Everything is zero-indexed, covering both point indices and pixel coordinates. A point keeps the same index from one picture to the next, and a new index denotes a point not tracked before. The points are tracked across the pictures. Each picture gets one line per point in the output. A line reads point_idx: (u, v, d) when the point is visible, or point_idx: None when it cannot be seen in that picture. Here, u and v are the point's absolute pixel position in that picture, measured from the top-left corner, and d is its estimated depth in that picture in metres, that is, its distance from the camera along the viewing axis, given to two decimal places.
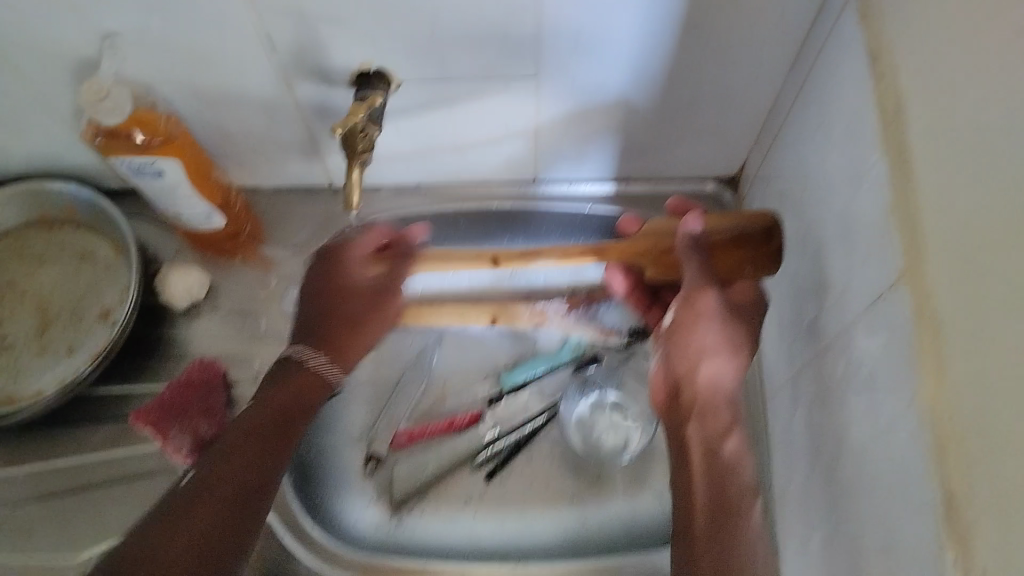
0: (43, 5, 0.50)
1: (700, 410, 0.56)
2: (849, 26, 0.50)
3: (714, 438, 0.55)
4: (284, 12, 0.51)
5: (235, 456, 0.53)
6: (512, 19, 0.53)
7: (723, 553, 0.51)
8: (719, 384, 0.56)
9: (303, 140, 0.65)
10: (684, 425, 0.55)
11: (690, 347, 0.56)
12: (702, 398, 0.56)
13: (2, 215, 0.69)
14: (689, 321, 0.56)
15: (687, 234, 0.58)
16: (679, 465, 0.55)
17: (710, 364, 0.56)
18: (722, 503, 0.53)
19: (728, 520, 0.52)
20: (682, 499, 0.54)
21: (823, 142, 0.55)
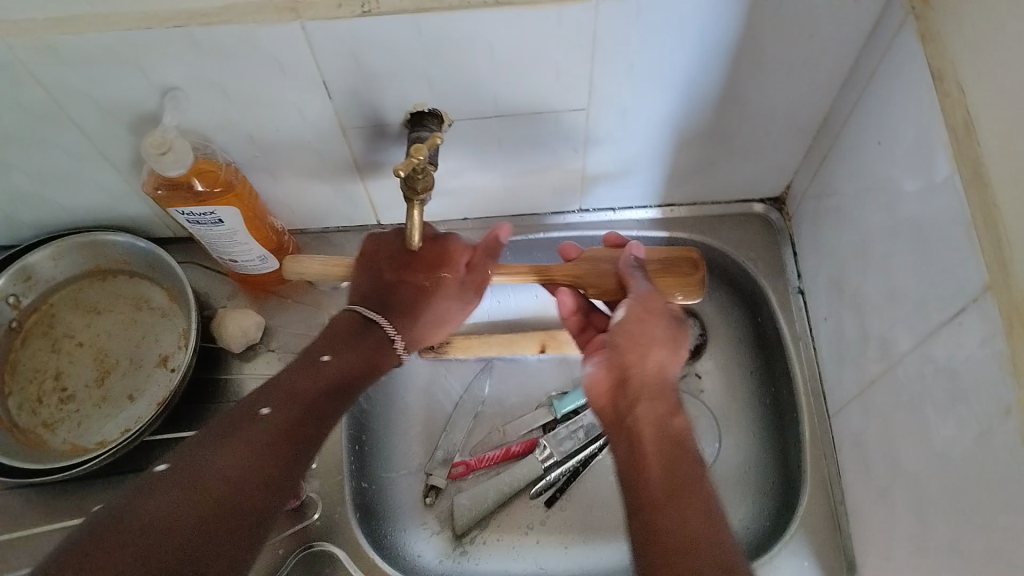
0: (109, 63, 0.51)
1: (647, 392, 0.56)
2: (907, 49, 0.51)
3: (663, 421, 0.55)
4: (343, 58, 0.52)
5: (280, 416, 0.56)
6: (569, 55, 0.54)
7: (686, 528, 0.49)
8: (664, 377, 0.57)
9: (356, 181, 0.66)
10: (635, 408, 0.55)
11: (641, 337, 0.57)
12: (650, 384, 0.57)
13: (59, 267, 0.70)
14: (642, 318, 0.58)
15: (629, 258, 0.64)
16: (630, 455, 0.54)
17: (656, 357, 0.57)
18: (681, 482, 0.52)
19: (686, 497, 0.51)
20: (633, 484, 0.53)
21: (884, 161, 0.55)
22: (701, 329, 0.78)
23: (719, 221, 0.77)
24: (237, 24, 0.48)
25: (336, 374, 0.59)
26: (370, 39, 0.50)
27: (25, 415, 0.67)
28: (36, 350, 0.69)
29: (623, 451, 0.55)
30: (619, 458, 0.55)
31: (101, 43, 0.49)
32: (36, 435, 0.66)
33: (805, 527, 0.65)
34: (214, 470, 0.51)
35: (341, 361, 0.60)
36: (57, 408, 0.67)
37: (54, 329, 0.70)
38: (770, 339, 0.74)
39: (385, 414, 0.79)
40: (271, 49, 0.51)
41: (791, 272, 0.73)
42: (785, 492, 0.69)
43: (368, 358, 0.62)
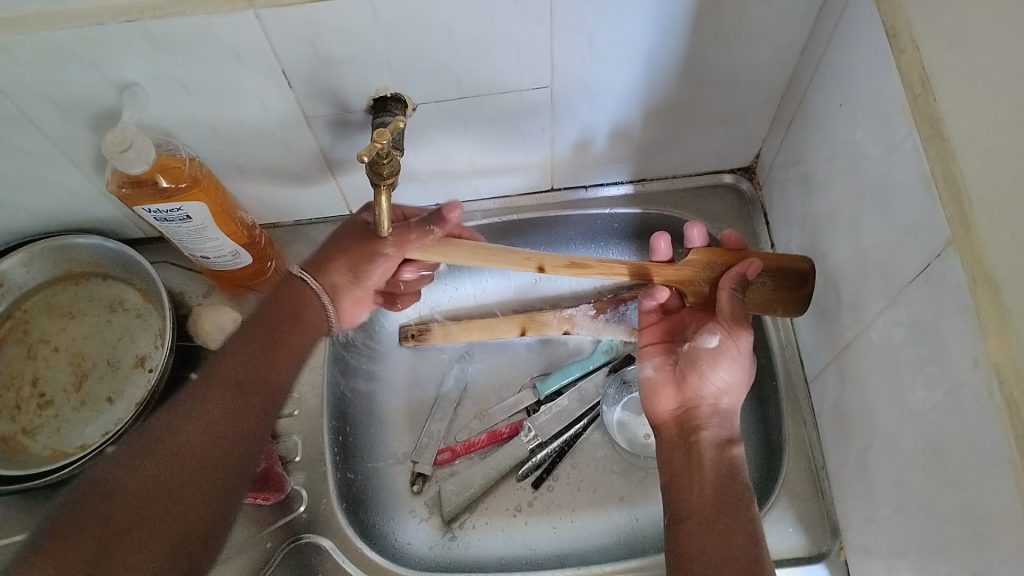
0: (64, 61, 0.50)
1: (712, 424, 0.60)
2: (863, 11, 0.51)
3: (723, 444, 0.59)
4: (301, 44, 0.52)
5: (235, 364, 0.58)
6: (528, 32, 0.53)
7: (709, 542, 0.54)
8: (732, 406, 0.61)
9: (324, 168, 0.66)
10: (699, 431, 0.60)
11: (723, 372, 0.60)
12: (713, 416, 0.60)
13: (31, 272, 0.70)
14: (724, 355, 0.60)
15: (735, 277, 0.62)
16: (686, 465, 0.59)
17: (731, 393, 0.61)
18: (719, 501, 0.56)
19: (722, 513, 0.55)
20: (677, 491, 0.58)
21: (846, 123, 0.55)
22: None
23: (691, 193, 0.77)
24: (190, 16, 0.48)
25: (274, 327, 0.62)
26: (326, 25, 0.50)
27: (2, 423, 0.66)
28: (11, 356, 0.69)
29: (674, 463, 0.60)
30: (669, 468, 0.60)
31: (54, 41, 0.48)
32: (15, 442, 0.66)
33: (788, 493, 0.65)
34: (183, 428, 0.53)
35: (270, 311, 0.63)
36: (36, 413, 0.67)
37: (29, 335, 0.70)
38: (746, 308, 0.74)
39: (370, 406, 0.79)
40: (228, 39, 0.50)
41: (765, 243, 0.73)
42: (768, 459, 0.69)
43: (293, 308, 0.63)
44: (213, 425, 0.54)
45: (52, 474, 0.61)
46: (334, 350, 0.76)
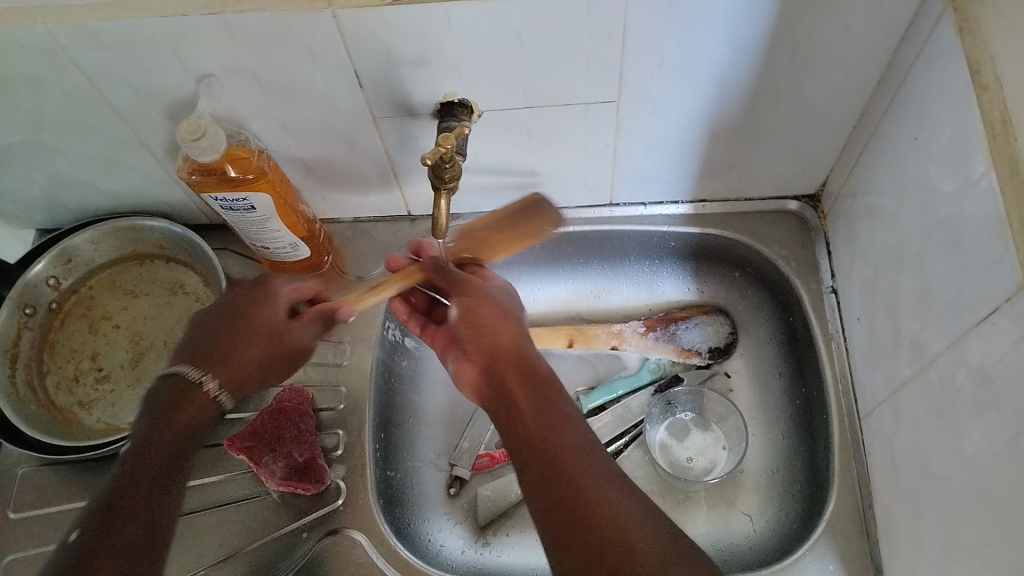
0: (147, 50, 0.52)
1: (516, 362, 0.56)
2: (945, 42, 0.49)
3: (523, 368, 0.55)
4: (373, 46, 0.52)
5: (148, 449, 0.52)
6: (599, 46, 0.53)
7: (578, 483, 0.49)
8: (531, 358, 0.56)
9: (385, 168, 0.67)
10: (505, 380, 0.55)
11: (483, 322, 0.58)
12: (505, 354, 0.56)
13: (99, 250, 0.72)
14: (472, 300, 0.59)
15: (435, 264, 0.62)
16: (548, 472, 0.49)
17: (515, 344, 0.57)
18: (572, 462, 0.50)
19: (588, 486, 0.48)
20: (552, 498, 0.48)
21: (920, 157, 0.54)
22: (731, 327, 0.78)
23: (753, 218, 0.76)
24: (270, 12, 0.49)
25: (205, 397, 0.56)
26: (401, 29, 0.51)
27: (62, 394, 0.69)
28: (74, 331, 0.71)
29: (544, 476, 0.49)
30: (542, 495, 0.48)
31: (141, 30, 0.50)
32: (73, 413, 0.68)
33: (831, 530, 0.63)
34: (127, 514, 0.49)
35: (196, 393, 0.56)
36: (94, 387, 0.69)
37: (92, 312, 0.72)
38: (801, 337, 0.72)
39: (412, 405, 0.79)
40: (304, 37, 0.51)
41: (825, 271, 0.72)
42: (812, 493, 0.68)
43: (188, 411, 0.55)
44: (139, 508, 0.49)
45: (104, 448, 0.63)
46: (384, 334, 0.77)
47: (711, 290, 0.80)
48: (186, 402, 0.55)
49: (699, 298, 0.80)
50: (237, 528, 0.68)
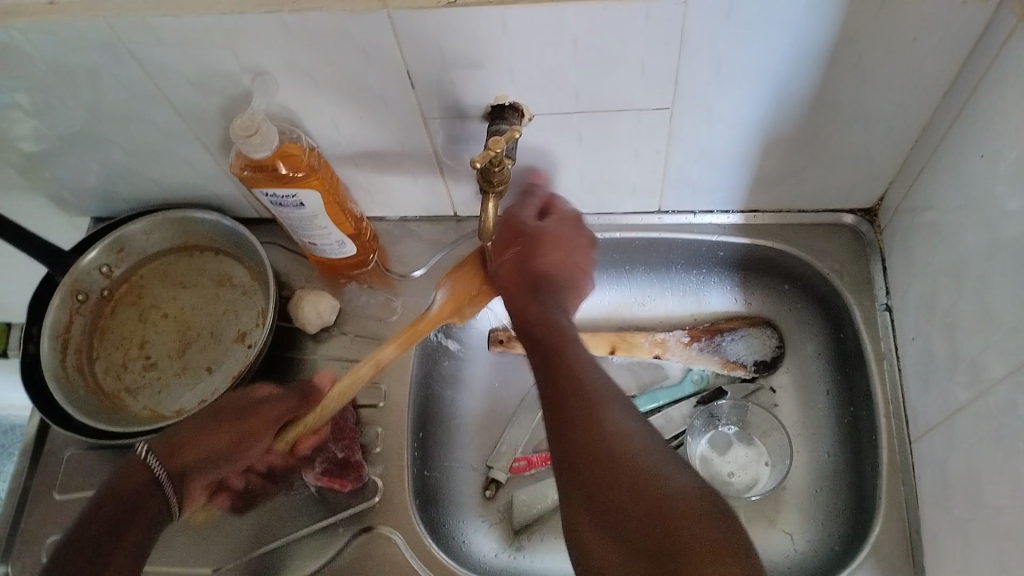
0: (205, 46, 0.52)
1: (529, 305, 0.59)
2: (1015, 58, 0.48)
3: (539, 311, 0.58)
4: (426, 47, 0.52)
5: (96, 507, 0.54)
6: (655, 52, 0.53)
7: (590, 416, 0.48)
8: (552, 313, 0.57)
9: (433, 168, 0.67)
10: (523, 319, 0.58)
11: (510, 267, 0.61)
12: (524, 295, 0.60)
13: (151, 240, 0.73)
14: (511, 240, 0.61)
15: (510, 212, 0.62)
16: (559, 408, 0.49)
17: (546, 308, 0.58)
18: (578, 396, 0.49)
19: (593, 417, 0.48)
20: (562, 433, 0.48)
21: (986, 176, 0.52)
22: (778, 341, 0.77)
23: (805, 230, 0.74)
24: (326, 12, 0.49)
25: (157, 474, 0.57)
26: (453, 31, 0.51)
27: (110, 380, 0.70)
28: (124, 319, 0.72)
29: (559, 411, 0.49)
30: (557, 429, 0.49)
31: (198, 26, 0.51)
32: (119, 399, 0.69)
33: (875, 555, 0.62)
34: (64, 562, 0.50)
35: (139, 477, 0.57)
36: (141, 374, 0.70)
37: (142, 300, 0.73)
38: (851, 355, 0.71)
39: (450, 406, 0.79)
40: (358, 36, 0.51)
41: (879, 287, 0.70)
42: (857, 515, 0.66)
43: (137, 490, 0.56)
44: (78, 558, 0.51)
45: (146, 436, 0.64)
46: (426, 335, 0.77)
47: (758, 302, 0.78)
48: (136, 471, 0.57)
49: (746, 310, 0.79)
50: (273, 520, 0.68)
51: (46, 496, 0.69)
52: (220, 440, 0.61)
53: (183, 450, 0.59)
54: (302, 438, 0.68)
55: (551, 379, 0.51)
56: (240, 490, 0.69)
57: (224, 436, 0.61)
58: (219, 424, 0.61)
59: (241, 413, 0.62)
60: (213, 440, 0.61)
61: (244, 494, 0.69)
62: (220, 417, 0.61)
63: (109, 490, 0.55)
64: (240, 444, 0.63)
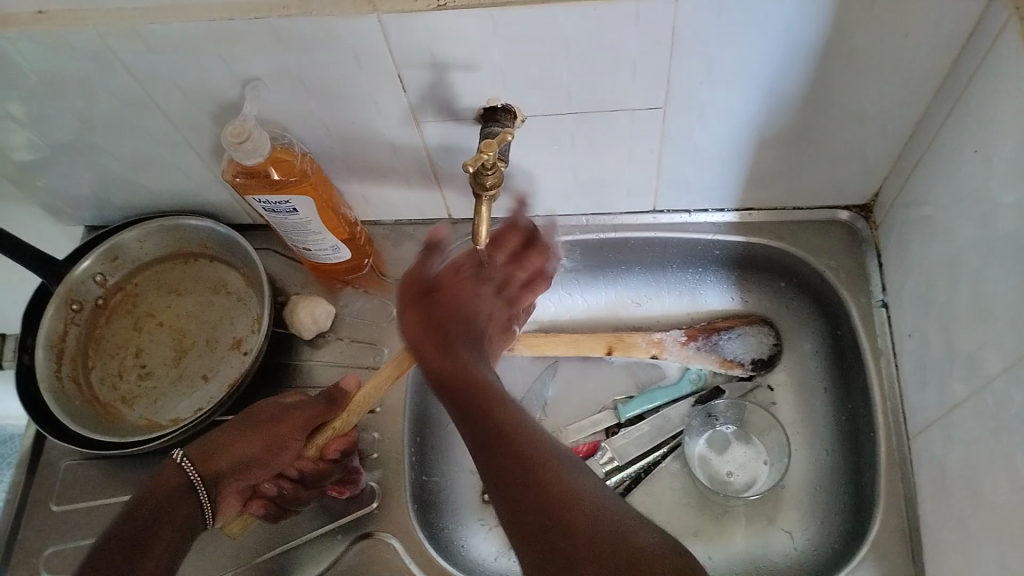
0: (195, 53, 0.52)
1: (446, 349, 0.56)
2: (1008, 52, 0.48)
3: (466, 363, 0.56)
4: (417, 50, 0.52)
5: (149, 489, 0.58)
6: (646, 52, 0.52)
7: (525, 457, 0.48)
8: (464, 356, 0.56)
9: (427, 172, 0.66)
10: (433, 366, 0.56)
11: (435, 310, 0.59)
12: (445, 336, 0.57)
13: (145, 248, 0.73)
14: (456, 284, 0.60)
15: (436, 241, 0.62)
16: (491, 455, 0.49)
17: (471, 363, 0.56)
18: (510, 446, 0.49)
19: (528, 467, 0.48)
20: (498, 476, 0.48)
21: (980, 170, 0.52)
22: (775, 338, 0.77)
23: (800, 228, 0.74)
24: (316, 17, 0.49)
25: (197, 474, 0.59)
26: (443, 33, 0.50)
27: (106, 389, 0.70)
28: (119, 327, 0.72)
29: (490, 457, 0.49)
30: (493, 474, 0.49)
31: (188, 32, 0.50)
32: (115, 408, 0.69)
33: (876, 552, 0.62)
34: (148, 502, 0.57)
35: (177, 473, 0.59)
36: (136, 383, 0.70)
37: (137, 308, 0.73)
38: (849, 352, 0.70)
39: (448, 409, 0.78)
40: (348, 40, 0.51)
41: (875, 284, 0.70)
42: (858, 513, 0.66)
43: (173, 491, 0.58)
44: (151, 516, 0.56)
45: (142, 445, 0.63)
46: None
47: (755, 300, 0.78)
48: (168, 472, 0.59)
49: (743, 308, 0.79)
50: (271, 528, 0.68)
51: (43, 507, 0.69)
52: (259, 444, 0.61)
53: (219, 458, 0.60)
54: (332, 441, 0.65)
55: (480, 430, 0.51)
56: (274, 499, 0.65)
57: (263, 440, 0.61)
58: (256, 430, 0.61)
59: (275, 416, 0.63)
60: (252, 445, 0.61)
61: (278, 502, 0.65)
62: (260, 423, 0.62)
63: (148, 489, 0.58)
64: (282, 448, 0.62)
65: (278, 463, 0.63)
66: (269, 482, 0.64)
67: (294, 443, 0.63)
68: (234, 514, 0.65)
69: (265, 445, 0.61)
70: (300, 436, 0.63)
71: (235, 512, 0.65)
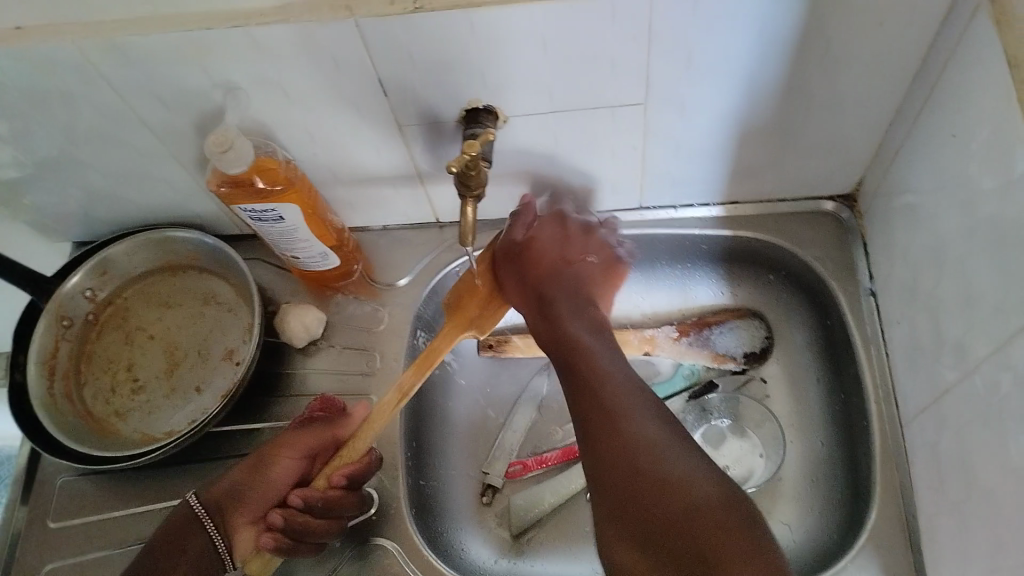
0: (175, 64, 0.52)
1: (557, 309, 0.66)
2: (981, 36, 0.48)
3: (591, 331, 0.64)
4: (397, 55, 0.52)
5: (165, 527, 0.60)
6: (624, 49, 0.53)
7: (613, 417, 0.55)
8: (573, 324, 0.64)
9: (412, 176, 0.67)
10: (558, 322, 0.65)
11: (540, 269, 0.68)
12: (553, 292, 0.67)
13: (133, 262, 0.73)
14: (568, 248, 0.69)
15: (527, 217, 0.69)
16: (590, 403, 0.58)
17: (572, 325, 0.64)
18: (606, 414, 0.56)
19: (618, 433, 0.54)
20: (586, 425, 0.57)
21: (958, 155, 0.52)
22: (766, 331, 0.77)
23: (786, 219, 0.74)
24: (294, 24, 0.49)
25: (202, 506, 0.61)
26: (421, 37, 0.51)
27: (98, 405, 0.70)
28: (110, 342, 0.72)
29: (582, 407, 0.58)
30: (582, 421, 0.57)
31: (167, 43, 0.51)
32: (109, 423, 0.69)
33: (873, 540, 0.62)
34: (160, 541, 0.59)
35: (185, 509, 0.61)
36: (129, 397, 0.70)
37: (127, 322, 0.73)
38: (839, 342, 0.71)
39: (442, 412, 0.78)
40: (327, 47, 0.51)
41: (862, 273, 0.70)
42: (854, 501, 0.66)
43: (180, 527, 0.60)
44: (162, 551, 0.58)
45: (136, 459, 0.63)
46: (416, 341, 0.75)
47: (744, 293, 0.78)
48: (179, 512, 0.61)
49: (733, 302, 0.79)
50: None
51: (40, 524, 0.69)
52: (255, 471, 0.62)
53: (215, 490, 0.62)
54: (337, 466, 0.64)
55: (586, 396, 0.58)
56: (284, 529, 0.61)
57: (256, 467, 0.63)
58: (250, 460, 0.63)
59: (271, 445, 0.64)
60: (247, 473, 0.62)
61: (291, 533, 0.61)
62: (256, 454, 0.63)
63: (161, 531, 0.60)
64: (281, 470, 0.63)
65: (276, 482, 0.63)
66: (277, 511, 0.61)
67: (292, 463, 0.64)
68: (251, 552, 0.62)
69: (260, 470, 0.63)
70: (299, 456, 0.64)
71: (255, 549, 0.61)
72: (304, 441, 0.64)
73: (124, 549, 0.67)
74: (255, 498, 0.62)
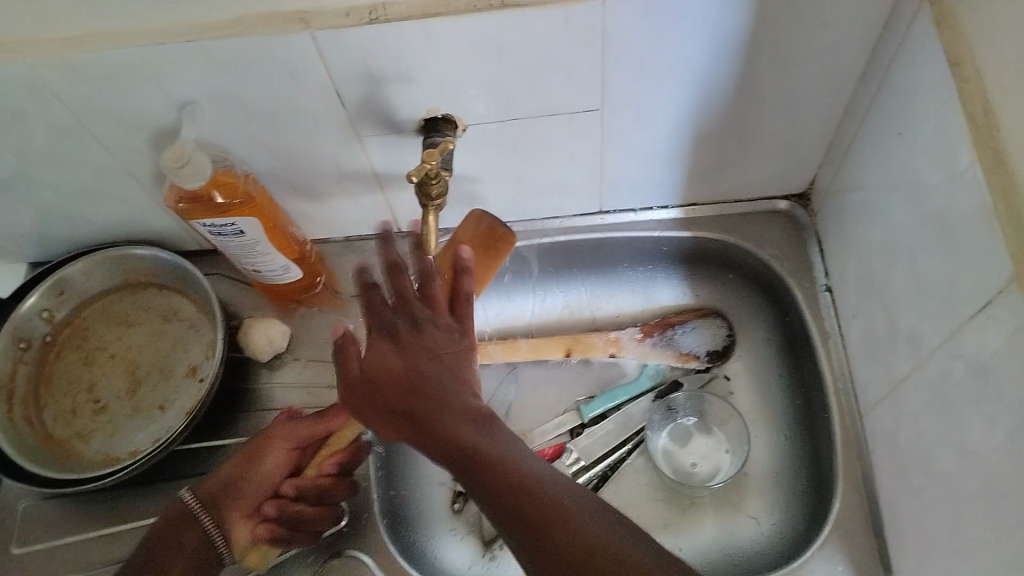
0: (129, 79, 0.52)
1: (423, 421, 0.50)
2: (923, 36, 0.50)
3: (473, 425, 0.49)
4: (352, 66, 0.52)
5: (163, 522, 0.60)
6: (578, 56, 0.54)
7: (558, 525, 0.44)
8: (457, 427, 0.49)
9: (372, 186, 0.67)
10: (426, 443, 0.50)
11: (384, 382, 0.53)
12: (411, 401, 0.51)
13: (91, 280, 0.72)
14: (402, 340, 0.54)
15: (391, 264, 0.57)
16: (512, 516, 0.45)
17: (444, 423, 0.50)
18: (537, 525, 0.44)
19: (563, 537, 0.44)
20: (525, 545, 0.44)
21: (905, 151, 0.54)
22: (728, 329, 0.78)
23: (743, 219, 0.75)
24: (248, 38, 0.49)
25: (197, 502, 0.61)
26: (377, 48, 0.51)
27: (59, 427, 0.68)
28: (69, 362, 0.71)
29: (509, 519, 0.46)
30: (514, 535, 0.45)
31: (120, 59, 0.50)
32: (71, 445, 0.68)
33: (839, 529, 0.63)
34: (158, 536, 0.59)
35: (178, 506, 0.61)
36: (91, 419, 0.69)
37: (87, 342, 0.72)
38: (799, 337, 0.72)
39: None
40: (283, 60, 0.51)
41: (818, 269, 0.72)
42: (819, 493, 0.67)
43: (175, 524, 0.60)
44: (161, 548, 0.58)
45: (100, 480, 0.62)
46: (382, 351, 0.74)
47: (705, 293, 0.80)
48: (172, 509, 0.61)
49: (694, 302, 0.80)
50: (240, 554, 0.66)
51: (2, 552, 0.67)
52: (246, 462, 0.63)
53: (209, 485, 0.62)
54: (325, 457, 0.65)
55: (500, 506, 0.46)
56: (279, 519, 0.62)
57: (247, 458, 0.63)
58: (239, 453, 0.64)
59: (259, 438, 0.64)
60: (239, 465, 0.63)
61: (286, 523, 0.63)
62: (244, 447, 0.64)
63: (155, 529, 0.60)
64: (271, 461, 0.64)
65: (267, 474, 0.63)
66: (270, 500, 0.63)
67: (283, 454, 0.64)
68: (250, 545, 0.62)
69: (251, 460, 0.63)
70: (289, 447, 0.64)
71: (249, 542, 0.62)
72: (292, 430, 0.64)
73: (90, 574, 0.66)
74: (250, 490, 0.63)
